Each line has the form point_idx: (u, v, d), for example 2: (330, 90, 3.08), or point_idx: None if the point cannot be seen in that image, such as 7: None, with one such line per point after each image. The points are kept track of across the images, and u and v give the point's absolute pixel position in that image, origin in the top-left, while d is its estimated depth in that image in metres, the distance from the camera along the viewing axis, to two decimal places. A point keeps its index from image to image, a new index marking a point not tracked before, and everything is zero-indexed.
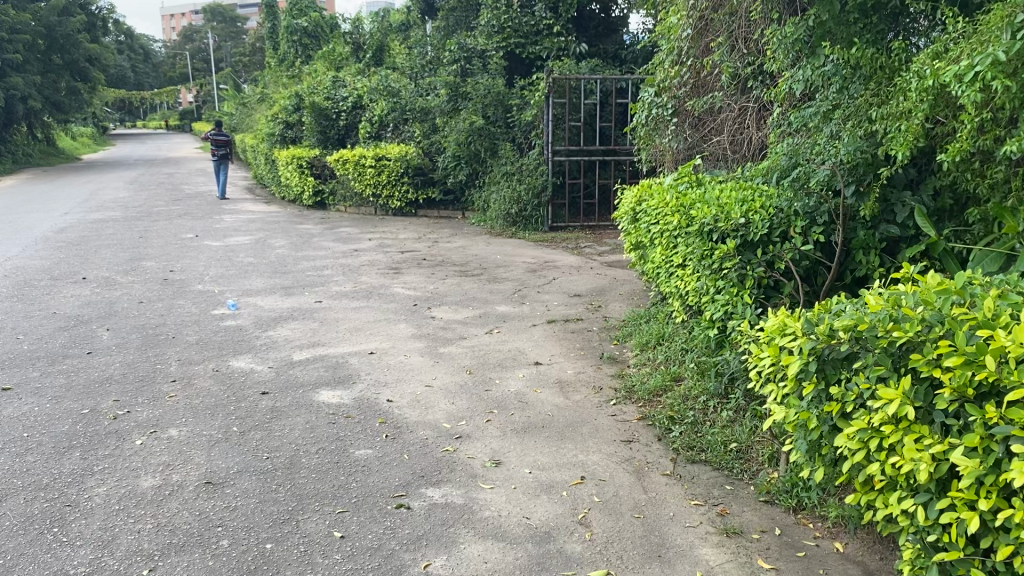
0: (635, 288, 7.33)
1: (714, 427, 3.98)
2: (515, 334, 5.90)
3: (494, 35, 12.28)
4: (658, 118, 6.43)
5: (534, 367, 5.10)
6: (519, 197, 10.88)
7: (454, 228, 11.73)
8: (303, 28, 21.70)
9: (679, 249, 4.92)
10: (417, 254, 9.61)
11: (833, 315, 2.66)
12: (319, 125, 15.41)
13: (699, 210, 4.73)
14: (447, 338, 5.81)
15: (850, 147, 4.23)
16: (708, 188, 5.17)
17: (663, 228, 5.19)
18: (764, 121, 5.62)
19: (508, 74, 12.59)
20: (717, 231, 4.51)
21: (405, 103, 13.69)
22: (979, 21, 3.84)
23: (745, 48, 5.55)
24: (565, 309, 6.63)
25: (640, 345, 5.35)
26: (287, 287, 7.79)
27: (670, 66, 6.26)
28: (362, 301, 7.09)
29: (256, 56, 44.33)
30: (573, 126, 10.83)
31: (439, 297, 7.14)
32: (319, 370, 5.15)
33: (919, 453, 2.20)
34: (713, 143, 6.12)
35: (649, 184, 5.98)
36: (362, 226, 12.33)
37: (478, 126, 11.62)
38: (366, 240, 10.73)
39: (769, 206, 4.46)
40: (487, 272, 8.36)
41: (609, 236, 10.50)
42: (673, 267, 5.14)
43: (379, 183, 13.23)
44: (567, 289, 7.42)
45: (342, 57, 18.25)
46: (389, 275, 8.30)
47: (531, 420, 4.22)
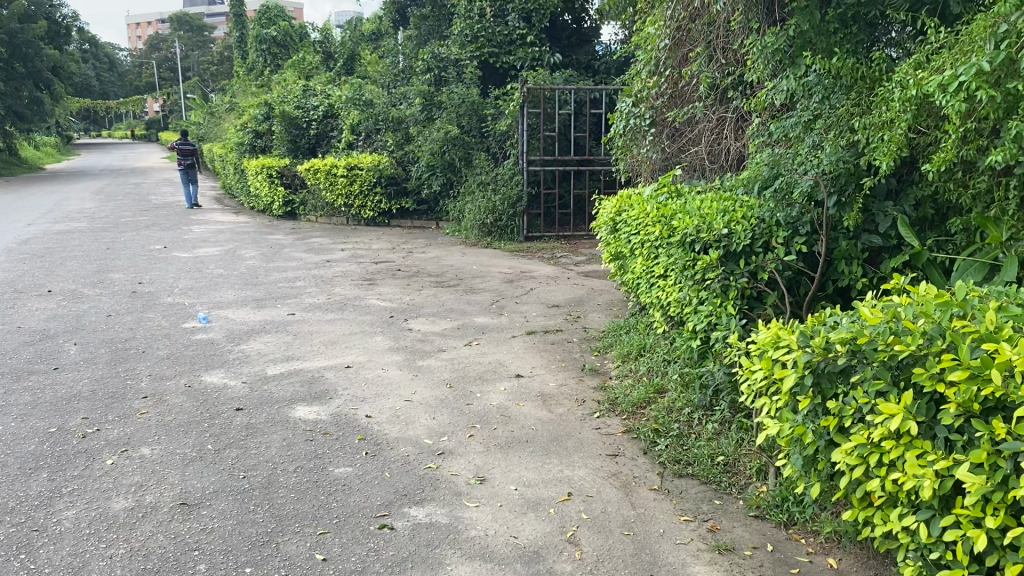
0: (613, 298, 7.30)
1: (700, 440, 3.93)
2: (495, 346, 5.83)
3: (468, 44, 12.19)
4: (636, 128, 6.40)
5: (516, 380, 5.02)
6: (493, 207, 10.83)
7: (428, 238, 11.65)
8: (273, 37, 21.51)
9: (660, 260, 4.86)
10: (392, 264, 9.51)
11: (828, 327, 2.62)
12: (289, 134, 15.24)
13: (680, 220, 4.67)
14: (425, 350, 5.72)
15: (833, 158, 4.20)
16: (689, 198, 5.11)
17: (644, 239, 5.14)
18: (743, 131, 5.56)
19: (482, 83, 12.55)
20: (699, 242, 4.45)
21: (377, 112, 13.59)
22: (961, 32, 3.84)
23: (724, 58, 5.52)
24: (544, 320, 6.57)
25: (622, 356, 5.30)
26: (259, 299, 7.65)
27: (648, 76, 6.24)
28: (337, 313, 6.98)
29: (224, 65, 44.01)
30: (548, 136, 10.80)
31: (416, 309, 7.05)
32: (295, 386, 5.04)
33: (922, 469, 2.16)
34: (690, 153, 6.05)
35: (629, 195, 5.94)
36: (334, 236, 12.19)
37: (453, 136, 11.54)
38: (339, 251, 10.60)
39: (752, 217, 4.41)
40: (463, 282, 8.28)
41: (584, 246, 10.48)
42: (654, 277, 5.09)
43: (352, 192, 13.10)
44: (545, 299, 7.36)
45: (313, 66, 18.11)
46: (364, 286, 8.19)
47: (515, 435, 4.14)
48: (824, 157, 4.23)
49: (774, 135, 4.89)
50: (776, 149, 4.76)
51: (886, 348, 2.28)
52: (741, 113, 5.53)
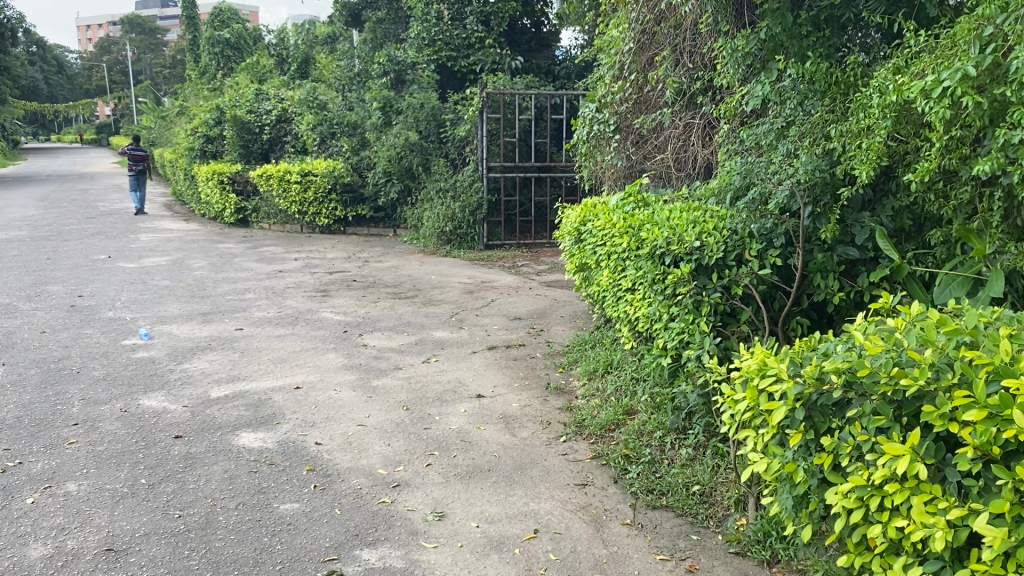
0: (577, 310, 7.06)
1: (674, 467, 3.69)
2: (455, 363, 5.55)
3: (425, 48, 11.91)
4: (600, 135, 6.13)
5: (477, 400, 4.75)
6: (452, 215, 10.55)
7: (385, 246, 11.33)
8: (225, 40, 20.96)
9: (628, 273, 4.63)
10: (347, 274, 9.19)
11: (820, 355, 2.39)
12: (241, 140, 14.79)
13: (649, 231, 4.44)
14: (380, 369, 5.42)
15: (808, 167, 4.02)
16: (657, 208, 4.89)
17: (610, 250, 4.90)
18: (711, 138, 5.36)
19: (440, 88, 12.27)
20: (669, 255, 4.22)
21: (332, 117, 13.24)
22: (942, 35, 3.67)
23: (691, 63, 5.32)
24: (506, 334, 6.31)
25: (588, 374, 5.05)
26: (206, 313, 7.28)
27: (611, 81, 6.01)
28: (288, 328, 6.64)
29: (176, 69, 43.16)
30: (508, 142, 10.56)
31: (372, 323, 6.74)
32: (239, 410, 4.71)
33: (932, 517, 1.94)
34: (656, 161, 5.82)
35: (594, 204, 5.70)
36: (288, 245, 11.81)
37: (411, 141, 11.23)
38: (292, 260, 10.24)
39: (724, 229, 4.19)
40: (421, 294, 7.99)
41: (546, 254, 10.25)
42: (621, 291, 4.85)
43: (306, 200, 12.73)
44: (507, 311, 7.10)
45: (267, 69, 17.65)
46: (317, 299, 7.86)
47: (476, 463, 3.87)
48: (800, 167, 4.03)
49: (744, 143, 4.68)
50: (747, 157, 4.55)
51: (888, 381, 2.06)
52: (710, 120, 5.33)
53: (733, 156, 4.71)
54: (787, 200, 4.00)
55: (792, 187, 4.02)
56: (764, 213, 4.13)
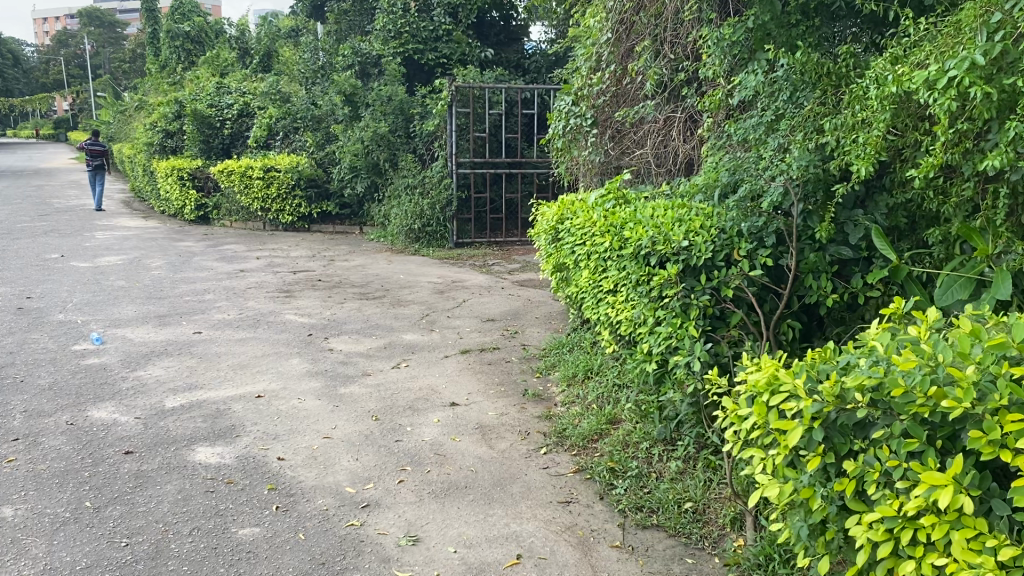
0: (552, 310, 6.82)
1: (663, 481, 3.45)
2: (426, 368, 5.28)
3: (390, 40, 11.55)
4: (577, 129, 5.85)
5: (451, 409, 4.48)
6: (421, 212, 10.25)
7: (351, 244, 11.00)
8: (186, 32, 20.41)
9: (610, 274, 4.39)
10: (312, 274, 8.86)
11: (838, 370, 2.18)
12: (202, 134, 14.34)
13: (634, 231, 4.21)
14: (347, 375, 5.13)
15: (802, 162, 3.76)
16: (640, 205, 4.66)
17: (591, 250, 4.66)
18: (693, 133, 5.13)
19: (407, 81, 11.96)
20: (654, 256, 3.99)
21: (295, 111, 12.87)
22: (943, 23, 3.46)
23: (672, 53, 5.09)
24: (479, 336, 6.05)
25: (567, 379, 4.80)
26: (163, 315, 6.93)
27: (588, 73, 5.77)
28: (249, 331, 6.32)
29: (136, 63, 42.18)
30: (477, 137, 10.30)
31: (338, 325, 6.44)
32: (196, 421, 4.39)
33: (978, 556, 1.74)
34: (636, 156, 5.58)
35: (571, 201, 5.46)
36: (250, 243, 11.44)
37: (378, 136, 10.92)
38: (254, 259, 9.88)
39: (711, 229, 3.97)
40: (390, 294, 7.70)
41: (517, 252, 10.01)
42: (601, 292, 4.61)
43: (269, 196, 12.35)
44: (479, 312, 6.84)
45: (228, 63, 17.18)
46: (280, 299, 7.53)
47: (451, 479, 3.60)
48: (792, 161, 3.80)
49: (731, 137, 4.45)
50: (735, 153, 4.31)
51: (925, 402, 1.85)
52: (694, 113, 5.09)
53: (718, 152, 4.49)
54: (782, 199, 3.75)
55: (785, 184, 3.79)
56: (750, 209, 3.89)
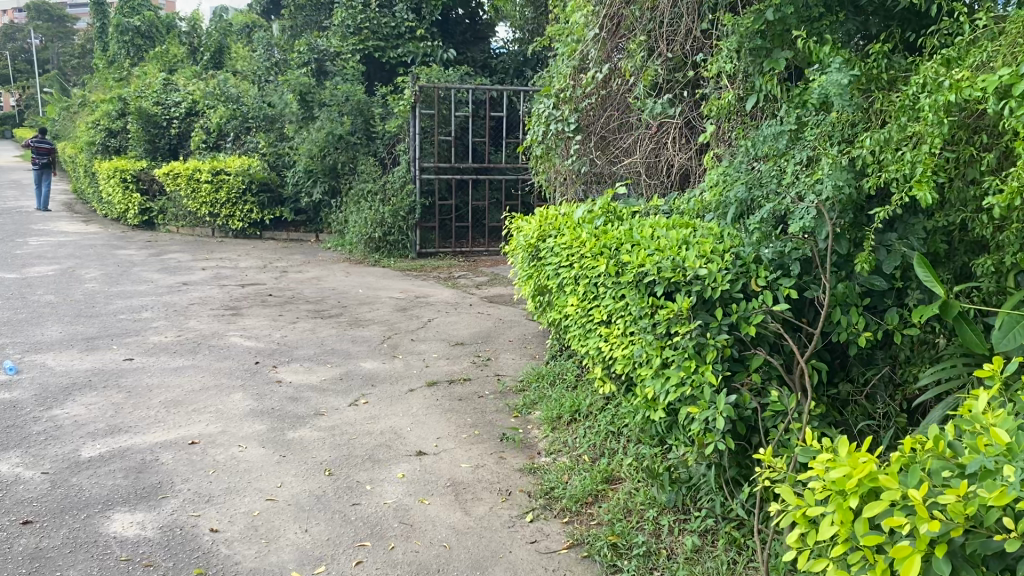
0: (527, 332, 6.22)
1: (678, 563, 2.88)
2: (389, 404, 4.64)
3: (349, 37, 10.90)
4: (558, 135, 5.33)
5: (417, 460, 3.86)
6: (381, 220, 9.58)
7: (307, 254, 10.30)
8: (136, 27, 19.38)
9: (605, 302, 3.82)
10: (262, 287, 8.16)
11: (968, 476, 1.63)
12: (147, 134, 13.48)
13: (634, 254, 3.64)
14: (298, 416, 4.47)
15: (833, 179, 3.17)
16: (636, 223, 4.08)
17: (579, 273, 4.09)
18: (689, 143, 4.57)
19: (366, 80, 11.29)
20: (661, 285, 3.42)
21: (247, 111, 12.14)
22: (1007, 20, 2.95)
23: (670, 50, 4.52)
24: (447, 364, 5.42)
25: (551, 422, 4.22)
26: (91, 338, 6.17)
27: (571, 73, 5.25)
28: (187, 359, 5.62)
29: (85, 60, 40.70)
30: (442, 141, 9.67)
31: (288, 351, 5.76)
32: (115, 478, 3.70)
33: None
34: (623, 166, 5.02)
35: (554, 214, 4.87)
36: (197, 251, 10.67)
37: (334, 137, 10.23)
38: (200, 271, 9.13)
39: (726, 255, 3.40)
40: (347, 312, 7.03)
41: (484, 264, 9.40)
42: (591, 323, 4.03)
43: (218, 201, 11.59)
44: (447, 335, 6.21)
45: (177, 59, 16.28)
46: (226, 319, 6.83)
47: (420, 559, 2.98)
48: (821, 175, 3.21)
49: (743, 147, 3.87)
50: (749, 167, 3.72)
51: None
52: (695, 118, 4.54)
53: (724, 165, 3.90)
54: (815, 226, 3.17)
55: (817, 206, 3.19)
56: (770, 233, 3.31)
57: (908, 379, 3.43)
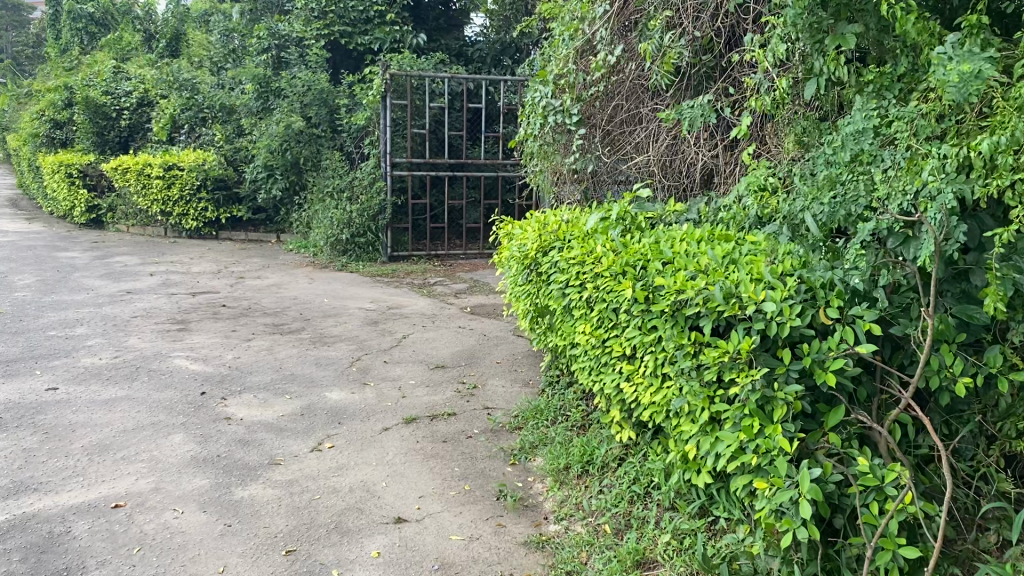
0: (516, 352, 5.49)
1: None
2: (359, 449, 3.88)
3: (314, 21, 10.05)
4: (557, 128, 4.71)
5: (396, 531, 3.10)
6: (349, 220, 8.74)
7: (266, 256, 9.46)
8: (89, 14, 18.10)
9: (627, 334, 3.10)
10: (215, 297, 7.34)
11: None
12: (94, 125, 12.49)
13: (667, 276, 2.92)
14: (247, 469, 3.68)
15: (950, 189, 2.47)
16: (662, 236, 3.37)
17: (592, 295, 3.38)
18: (717, 141, 3.94)
19: (332, 68, 10.47)
20: (708, 319, 2.70)
21: (201, 100, 11.18)
22: None
23: (698, 27, 3.86)
24: (427, 393, 4.67)
25: (558, 472, 3.48)
26: (11, 361, 5.32)
27: (573, 56, 4.58)
28: (121, 387, 4.80)
29: (38, 50, 38.99)
30: (416, 134, 8.93)
31: (240, 378, 4.95)
32: (10, 562, 2.90)
33: None
34: (633, 165, 4.39)
35: (554, 220, 4.16)
36: (145, 253, 9.77)
37: (296, 130, 9.42)
38: (148, 276, 8.26)
39: (789, 281, 2.70)
40: (310, 327, 6.24)
41: (462, 269, 8.63)
42: (606, 356, 3.32)
43: (170, 198, 10.71)
44: (424, 355, 5.45)
45: (131, 46, 15.16)
46: (172, 336, 6.00)
47: None
48: (924, 180, 2.53)
49: (807, 152, 3.24)
50: (814, 172, 3.05)
51: None
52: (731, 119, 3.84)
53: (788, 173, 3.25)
54: (936, 248, 2.46)
55: (928, 220, 2.50)
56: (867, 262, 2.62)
57: (1009, 434, 2.71)
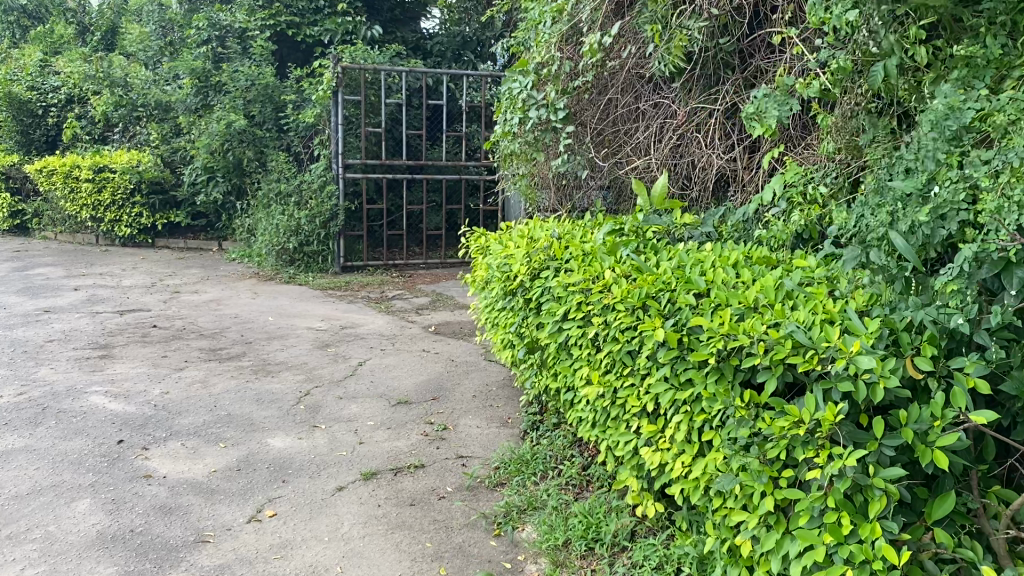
0: (489, 382, 4.81)
1: None
2: (308, 519, 3.16)
3: (257, 11, 9.25)
4: (540, 125, 4.04)
5: None
6: (297, 227, 8.00)
7: (205, 267, 8.65)
8: (20, 7, 15.49)
9: (649, 386, 2.46)
10: (146, 315, 6.53)
11: None
12: (18, 123, 11.45)
13: (708, 315, 2.27)
14: (166, 550, 2.94)
15: None
16: (687, 257, 2.72)
17: (597, 330, 2.72)
18: (733, 140, 3.32)
19: (278, 61, 9.64)
20: (772, 376, 2.06)
21: (135, 98, 10.24)
22: None
23: (714, 5, 3.21)
24: (388, 438, 3.96)
25: (555, 553, 2.78)
26: None
27: (557, 41, 3.91)
28: (22, 435, 4.00)
29: None
30: (371, 133, 8.20)
31: (166, 421, 4.19)
32: None
33: None
34: (630, 167, 3.75)
35: (541, 237, 3.48)
36: (72, 264, 8.87)
37: (238, 128, 8.65)
38: (71, 291, 7.40)
39: (873, 323, 2.07)
40: (252, 352, 5.49)
41: (422, 281, 7.93)
42: (618, 409, 2.67)
43: (101, 203, 9.83)
44: (384, 387, 4.74)
45: (63, 40, 13.82)
46: (91, 365, 5.20)
47: None
48: None
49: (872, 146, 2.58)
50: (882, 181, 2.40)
51: None
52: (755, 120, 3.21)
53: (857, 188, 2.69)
54: None
55: None
56: (968, 300, 1.95)
57: None
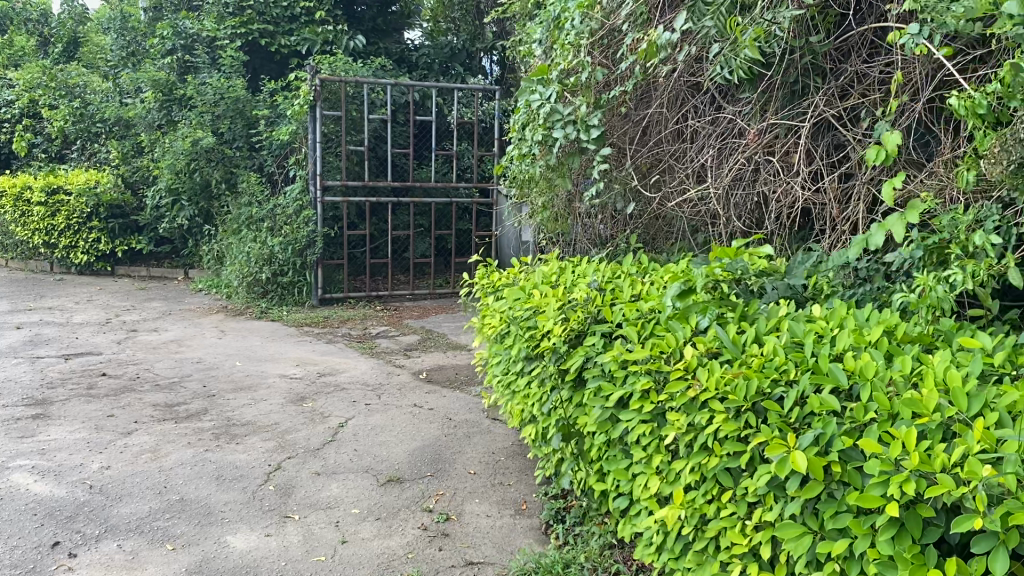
0: (495, 448, 4.05)
1: None
2: None
3: (227, 18, 8.48)
4: (565, 147, 3.30)
5: None
6: (270, 255, 7.22)
7: (167, 299, 7.83)
8: None
9: (765, 522, 1.69)
10: (94, 360, 5.70)
11: None
12: None
13: (871, 435, 1.54)
14: None
15: None
16: (799, 331, 1.99)
17: (675, 429, 1.95)
18: (822, 166, 2.64)
19: (250, 73, 8.85)
20: (1001, 546, 1.32)
21: (93, 112, 9.40)
22: None
23: None
24: (378, 534, 3.17)
25: None
26: None
27: (590, 44, 3.22)
28: None
29: None
30: (353, 151, 7.44)
31: (101, 511, 3.37)
32: None
33: None
34: (679, 198, 3.04)
35: (576, 288, 2.71)
36: (20, 296, 8.02)
37: (204, 146, 7.86)
38: (13, 330, 6.54)
39: None
40: (216, 409, 4.69)
41: (408, 314, 7.17)
42: (703, 544, 1.89)
43: (55, 228, 8.99)
44: (371, 456, 3.96)
45: (24, 51, 12.61)
46: (19, 429, 4.36)
47: None
48: None
49: None
50: None
51: None
52: (852, 142, 2.54)
53: None
54: None
55: None
56: None
57: None
